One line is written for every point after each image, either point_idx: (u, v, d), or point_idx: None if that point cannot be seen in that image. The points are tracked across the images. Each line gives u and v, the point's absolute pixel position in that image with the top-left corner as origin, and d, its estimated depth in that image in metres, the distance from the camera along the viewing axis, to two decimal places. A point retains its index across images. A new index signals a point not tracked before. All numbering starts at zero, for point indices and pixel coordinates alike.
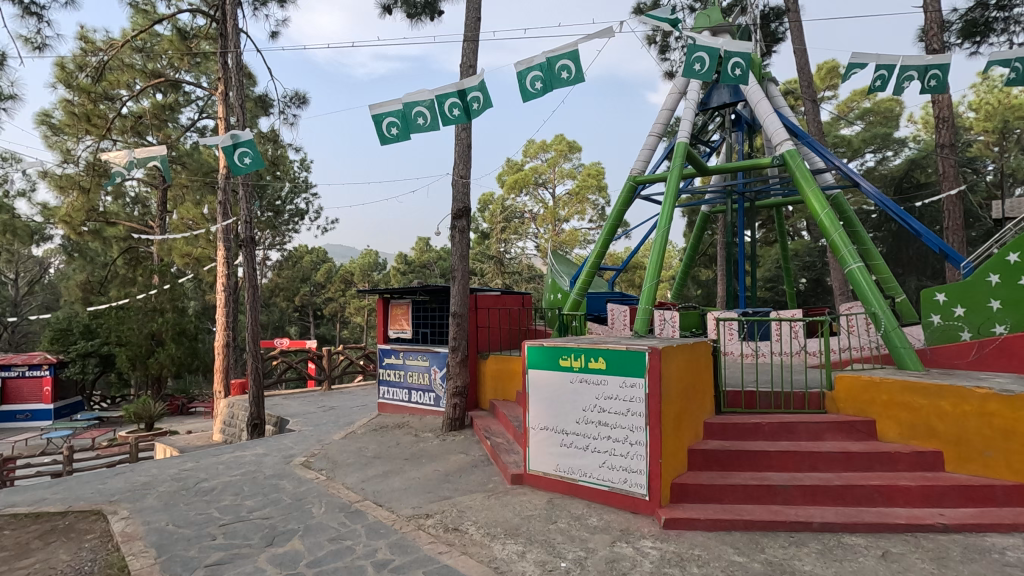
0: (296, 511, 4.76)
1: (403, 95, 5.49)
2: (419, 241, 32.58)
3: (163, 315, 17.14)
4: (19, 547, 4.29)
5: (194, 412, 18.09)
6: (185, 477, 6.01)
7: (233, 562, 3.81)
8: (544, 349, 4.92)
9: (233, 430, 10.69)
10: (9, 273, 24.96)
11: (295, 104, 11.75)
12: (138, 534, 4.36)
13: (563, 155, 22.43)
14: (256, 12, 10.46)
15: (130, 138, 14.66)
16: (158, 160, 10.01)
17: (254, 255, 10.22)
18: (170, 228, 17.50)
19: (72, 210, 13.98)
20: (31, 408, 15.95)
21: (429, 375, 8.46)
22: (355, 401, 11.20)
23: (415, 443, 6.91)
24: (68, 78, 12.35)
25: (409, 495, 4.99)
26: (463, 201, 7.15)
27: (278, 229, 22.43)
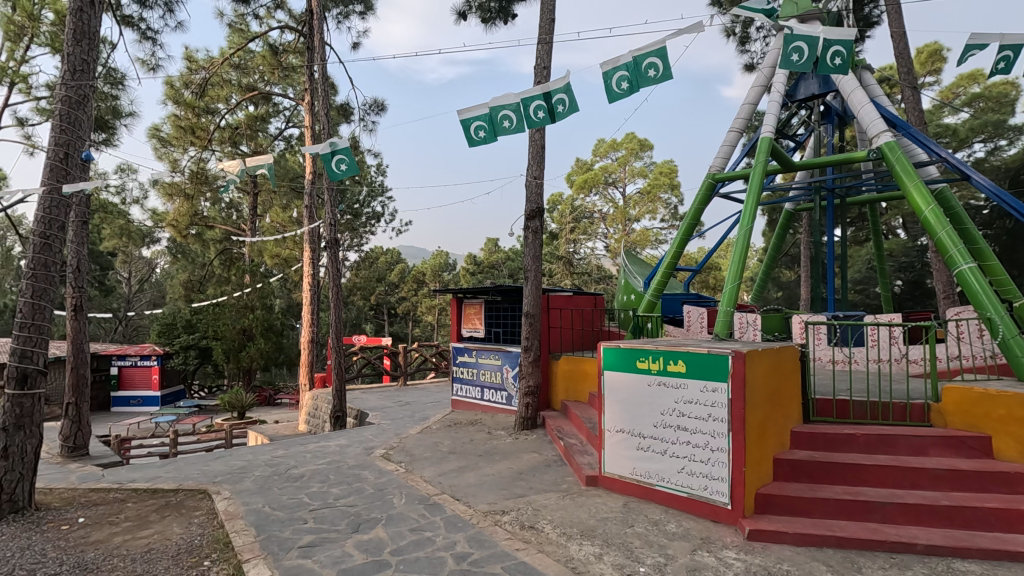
0: (378, 501, 4.98)
1: (491, 99, 5.58)
2: (488, 242, 33.05)
3: (254, 311, 18.41)
4: (140, 518, 4.77)
5: (279, 403, 19.29)
6: (277, 463, 6.44)
7: (323, 545, 4.04)
8: (620, 351, 4.87)
9: (316, 422, 11.31)
10: (124, 272, 27.69)
11: (374, 111, 12.29)
12: (239, 514, 4.72)
13: (634, 154, 22.03)
14: (339, 24, 11.01)
15: (228, 149, 15.86)
16: (263, 169, 10.83)
17: (338, 256, 10.75)
18: (261, 231, 18.78)
19: (178, 215, 15.35)
20: (142, 395, 17.53)
21: (502, 374, 8.57)
22: (429, 398, 11.51)
23: (488, 440, 7.04)
24: (175, 95, 13.47)
25: (485, 491, 5.10)
26: (536, 201, 7.19)
27: (357, 231, 23.50)
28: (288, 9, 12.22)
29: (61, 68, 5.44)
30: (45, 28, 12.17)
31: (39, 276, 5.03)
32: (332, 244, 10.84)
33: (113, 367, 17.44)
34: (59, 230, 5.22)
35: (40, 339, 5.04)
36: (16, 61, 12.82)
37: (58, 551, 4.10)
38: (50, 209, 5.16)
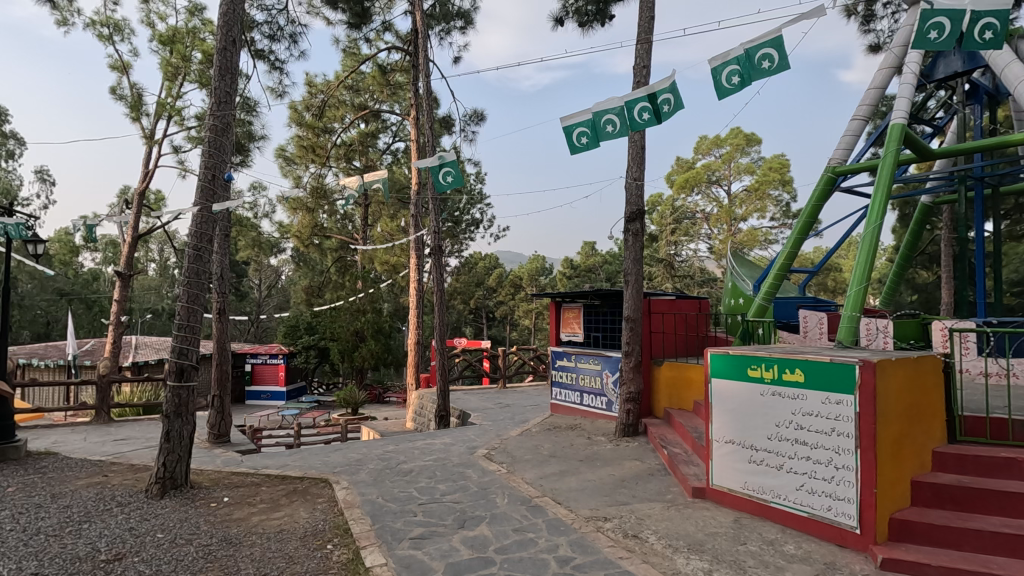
0: (482, 499, 5.13)
1: (593, 104, 5.58)
2: (585, 246, 32.81)
3: (365, 315, 19.69)
4: (273, 501, 5.30)
5: (387, 401, 20.49)
6: (389, 458, 6.85)
7: (432, 538, 4.24)
8: (729, 358, 4.64)
9: (422, 420, 11.85)
10: (256, 279, 30.88)
11: (474, 121, 12.70)
12: (356, 503, 5.09)
13: (739, 149, 20.84)
14: (441, 40, 11.54)
15: (343, 165, 17.14)
16: (377, 183, 11.60)
17: (442, 263, 11.22)
18: (372, 240, 20.08)
19: (302, 227, 16.90)
20: (270, 390, 19.36)
21: (601, 379, 8.47)
22: (528, 401, 11.65)
23: (589, 446, 6.99)
24: (298, 118, 14.84)
25: (586, 496, 5.07)
26: (637, 203, 7.05)
27: (458, 237, 24.37)
28: (395, 31, 12.97)
29: (209, 101, 6.20)
30: (195, 66, 13.97)
31: (193, 283, 5.78)
32: (436, 251, 11.32)
33: (247, 364, 19.46)
34: (208, 243, 5.96)
35: (192, 337, 5.76)
36: (172, 97, 14.81)
37: (209, 525, 4.67)
38: (202, 225, 5.89)
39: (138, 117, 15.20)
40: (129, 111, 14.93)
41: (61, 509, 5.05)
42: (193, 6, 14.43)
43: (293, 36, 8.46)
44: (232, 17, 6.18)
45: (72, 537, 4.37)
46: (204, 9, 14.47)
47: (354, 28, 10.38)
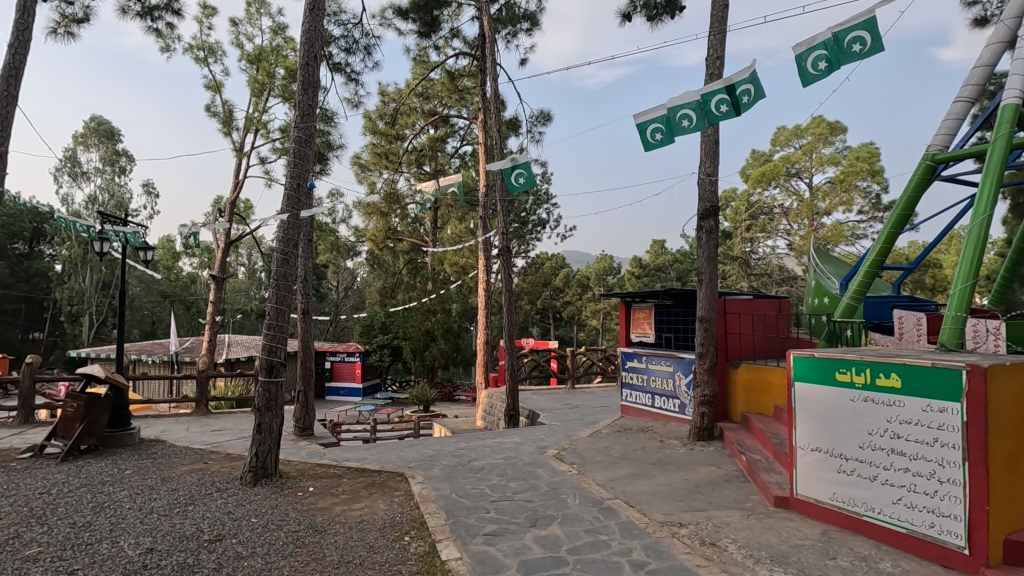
0: (553, 499, 5.14)
1: (668, 100, 5.45)
2: (654, 244, 31.98)
3: (435, 315, 20.21)
4: (354, 492, 5.57)
5: (457, 400, 20.96)
6: (461, 455, 7.00)
7: (504, 535, 4.30)
8: (815, 360, 4.39)
9: (492, 419, 12.01)
10: (334, 281, 32.48)
11: (540, 122, 12.73)
12: (431, 498, 5.25)
13: (822, 139, 19.59)
14: (508, 43, 11.65)
15: (414, 170, 17.69)
16: (453, 187, 11.86)
17: (510, 263, 11.31)
18: (441, 242, 20.57)
19: (377, 231, 17.66)
20: (347, 386, 20.34)
21: (674, 381, 8.24)
22: (597, 402, 11.53)
23: (661, 449, 6.83)
24: (372, 126, 15.49)
25: (660, 501, 4.96)
26: (711, 199, 6.80)
27: (525, 238, 24.49)
28: (463, 37, 13.22)
29: (294, 114, 6.59)
30: (278, 82, 14.93)
31: (281, 286, 6.18)
32: (504, 252, 11.40)
33: (327, 361, 20.52)
34: (294, 247, 6.34)
35: (281, 336, 6.17)
36: (258, 112, 15.88)
37: (297, 513, 4.98)
38: (288, 230, 6.29)
39: (229, 131, 16.43)
40: (222, 126, 16.17)
41: (170, 491, 5.56)
42: (276, 26, 15.42)
43: (368, 47, 8.85)
44: (314, 33, 6.53)
45: (180, 517, 4.80)
46: (286, 27, 15.43)
47: (424, 37, 10.69)
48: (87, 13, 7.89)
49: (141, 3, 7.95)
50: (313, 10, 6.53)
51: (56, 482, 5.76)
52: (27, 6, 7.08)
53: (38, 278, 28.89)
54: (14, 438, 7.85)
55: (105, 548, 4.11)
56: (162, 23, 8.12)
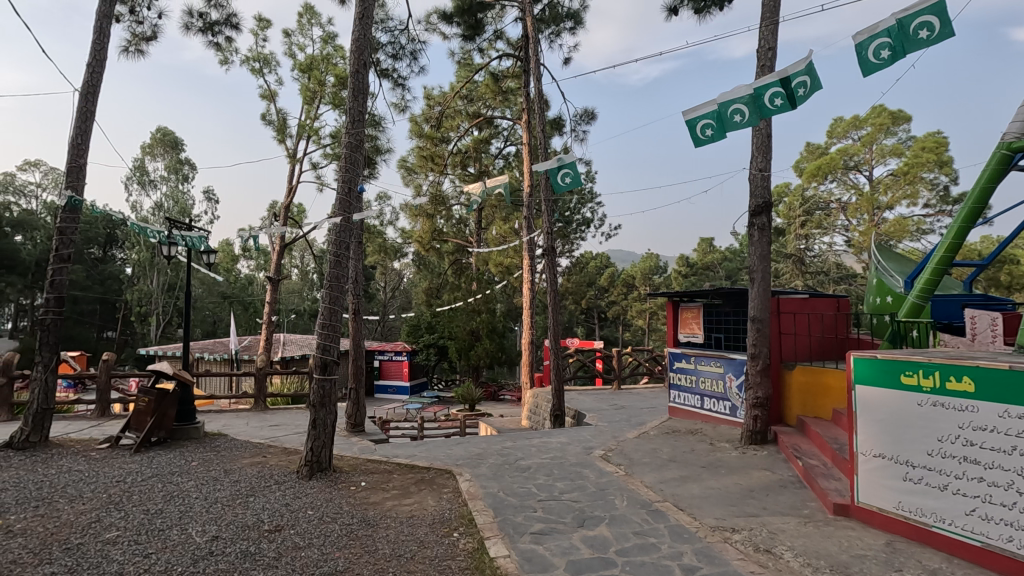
0: (601, 500, 5.11)
1: (718, 95, 5.33)
2: (702, 242, 31.17)
3: (480, 315, 20.41)
4: (404, 488, 5.71)
5: (502, 399, 21.08)
6: (507, 454, 7.05)
7: (552, 534, 4.31)
8: (878, 362, 4.19)
9: (537, 419, 12.02)
10: (382, 282, 33.28)
11: (585, 120, 12.65)
12: (478, 496, 5.31)
13: (883, 130, 18.60)
14: (552, 43, 11.63)
15: (459, 171, 17.92)
16: (499, 188, 11.91)
17: (555, 263, 11.27)
18: (486, 242, 20.71)
19: (423, 232, 18.00)
20: (395, 384, 20.81)
21: (724, 382, 8.02)
22: (644, 403, 11.36)
23: (711, 452, 6.67)
24: (418, 130, 15.79)
25: (711, 504, 4.85)
26: (763, 195, 6.59)
27: (569, 238, 24.37)
28: (507, 38, 13.28)
29: (345, 120, 6.81)
30: (329, 89, 15.45)
31: (334, 287, 6.40)
32: (549, 252, 11.36)
33: (376, 360, 21.03)
34: (345, 249, 6.55)
35: (333, 335, 6.38)
36: (310, 119, 16.49)
37: (350, 506, 5.15)
38: (340, 234, 6.50)
39: (283, 138, 17.13)
40: (276, 134, 16.88)
41: (232, 483, 5.85)
42: (326, 35, 15.97)
43: (414, 52, 9.03)
44: (363, 42, 6.74)
45: (241, 508, 5.06)
46: (336, 36, 15.95)
47: (468, 40, 10.81)
48: (155, 30, 8.41)
49: (203, 19, 8.41)
50: (362, 19, 6.73)
51: (130, 471, 6.17)
52: (104, 27, 7.62)
53: (112, 280, 30.97)
54: (93, 430, 8.44)
55: (175, 534, 4.38)
56: (221, 37, 8.56)
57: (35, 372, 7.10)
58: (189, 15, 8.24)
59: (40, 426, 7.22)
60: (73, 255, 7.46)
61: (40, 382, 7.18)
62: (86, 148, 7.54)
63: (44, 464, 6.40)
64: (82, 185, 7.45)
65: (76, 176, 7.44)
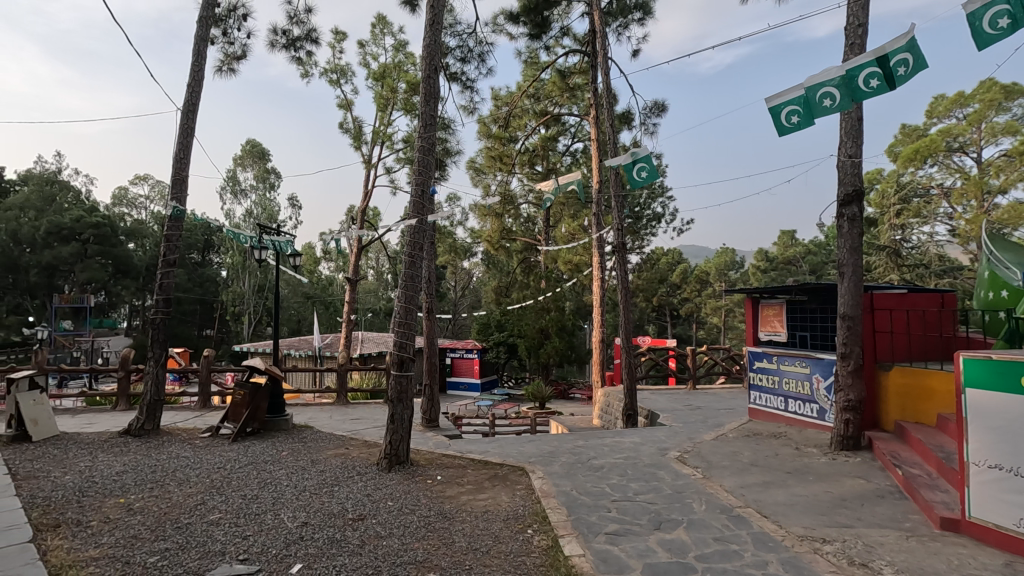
0: (677, 503, 4.96)
1: (807, 79, 5.03)
2: (783, 236, 29.50)
3: (549, 313, 20.49)
4: (478, 483, 5.82)
5: (572, 398, 20.98)
6: (579, 453, 7.01)
7: (627, 536, 4.24)
8: (991, 364, 3.81)
9: (608, 418, 11.88)
10: (452, 281, 34.08)
11: (655, 113, 12.31)
12: (551, 493, 5.32)
13: (994, 106, 16.79)
14: (619, 36, 11.39)
15: (527, 170, 18.02)
16: (573, 185, 11.63)
17: (625, 259, 11.04)
18: (555, 240, 20.67)
19: (493, 232, 18.23)
20: (466, 381, 21.25)
21: (811, 384, 7.56)
22: (722, 404, 10.93)
23: (796, 457, 6.31)
24: (487, 131, 15.98)
25: (798, 512, 4.59)
26: (854, 183, 6.14)
27: (639, 234, 23.85)
28: (574, 34, 13.15)
29: (418, 124, 6.99)
30: (400, 95, 15.98)
31: (408, 286, 6.60)
32: (619, 249, 11.12)
33: (448, 358, 21.54)
34: (420, 250, 6.76)
35: (409, 333, 6.59)
36: (383, 125, 17.13)
37: (428, 499, 5.32)
38: (415, 234, 6.71)
39: (359, 145, 17.92)
40: (353, 141, 17.70)
41: (318, 472, 6.21)
42: (397, 43, 16.52)
43: (482, 55, 9.17)
44: (433, 47, 6.91)
45: (327, 496, 5.35)
46: (407, 43, 16.48)
47: (534, 39, 10.81)
48: (245, 49, 9.05)
49: (287, 36, 8.95)
50: (433, 26, 6.92)
51: (228, 459, 6.70)
52: (201, 49, 8.29)
53: (210, 283, 33.70)
54: (197, 420, 9.23)
55: (269, 518, 4.70)
56: (303, 52, 9.07)
57: (147, 366, 7.83)
58: (273, 34, 8.79)
59: (153, 415, 7.97)
60: (178, 259, 8.16)
61: (152, 375, 7.92)
62: (188, 162, 8.24)
63: (157, 450, 7.07)
64: (184, 196, 8.14)
65: (180, 187, 8.16)
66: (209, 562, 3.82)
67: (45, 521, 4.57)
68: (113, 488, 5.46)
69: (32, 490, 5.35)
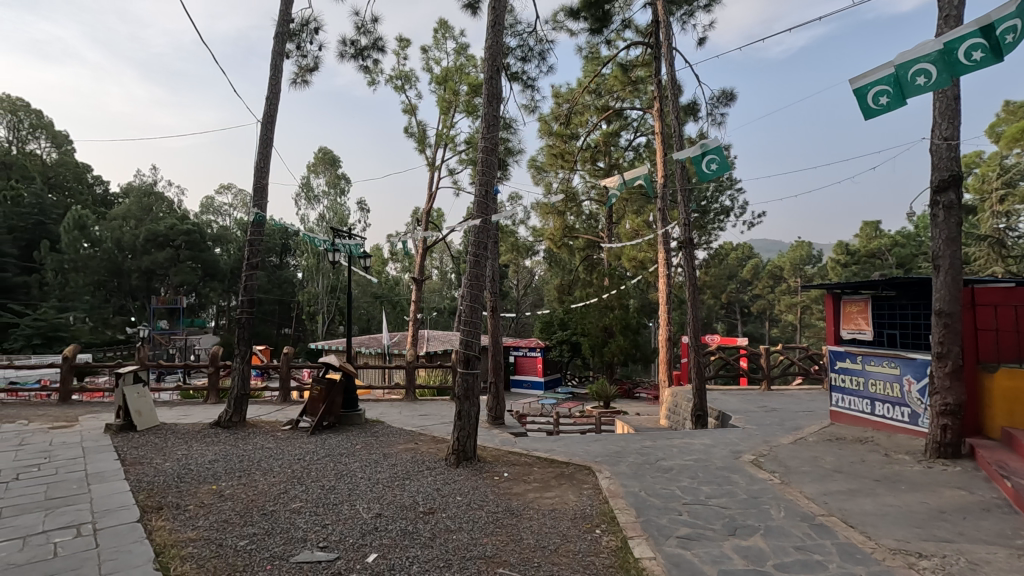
0: (753, 508, 4.76)
1: (897, 56, 4.68)
2: (865, 227, 27.58)
3: (613, 310, 20.25)
4: (545, 481, 5.82)
5: (638, 397, 20.60)
6: (647, 453, 6.86)
7: (700, 540, 4.11)
8: None
9: (676, 418, 11.56)
10: (515, 280, 34.33)
11: (723, 102, 11.82)
12: (619, 494, 5.24)
13: None
14: (684, 25, 11.01)
15: (589, 167, 17.81)
16: (639, 180, 11.36)
17: (693, 255, 10.67)
18: (618, 236, 20.36)
19: (555, 230, 18.22)
20: (530, 380, 21.37)
21: (901, 386, 7.02)
22: (800, 406, 10.36)
23: (885, 464, 5.88)
24: (548, 129, 15.91)
25: (890, 524, 4.27)
26: (951, 167, 5.63)
27: (706, 228, 23.05)
28: (636, 26, 12.83)
29: (481, 125, 7.07)
30: (462, 98, 16.23)
31: (473, 285, 6.70)
32: (686, 245, 10.77)
33: (511, 356, 21.72)
34: (484, 250, 6.84)
35: (474, 332, 6.69)
36: (446, 128, 17.48)
37: (495, 495, 5.38)
38: (480, 234, 6.81)
39: (423, 148, 18.39)
40: (417, 144, 18.17)
41: (390, 466, 6.43)
42: (459, 46, 16.81)
43: (542, 53, 9.15)
44: (496, 48, 6.97)
45: (399, 489, 5.52)
46: (468, 46, 16.72)
47: (595, 34, 10.67)
48: (318, 61, 9.51)
49: (355, 46, 9.30)
50: (495, 27, 6.98)
51: (307, 451, 7.07)
52: (278, 63, 8.77)
53: (287, 284, 35.70)
54: (278, 413, 9.80)
55: (346, 509, 4.92)
56: (370, 60, 9.40)
57: (234, 363, 8.38)
58: (343, 45, 9.17)
59: (240, 408, 8.54)
60: (259, 262, 8.70)
61: (238, 371, 8.47)
62: (267, 170, 8.75)
63: (243, 441, 7.58)
64: (266, 204, 8.67)
65: (260, 195, 8.69)
66: (292, 548, 4.05)
67: (149, 504, 5.01)
68: (205, 476, 5.89)
69: (138, 475, 5.87)
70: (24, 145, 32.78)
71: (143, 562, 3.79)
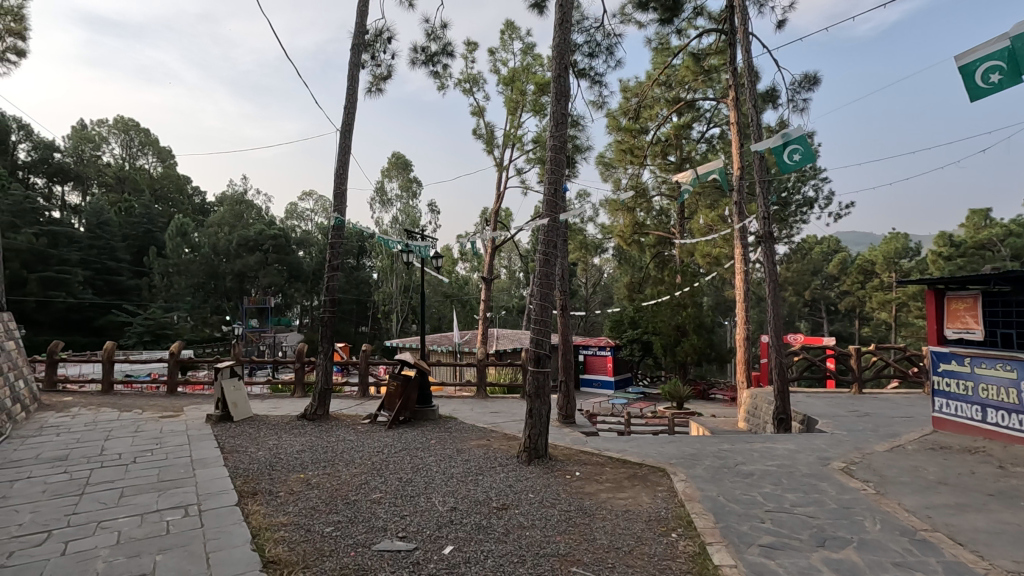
0: (845, 519, 4.46)
1: (1013, 27, 4.26)
2: (973, 217, 25.01)
3: (686, 309, 19.68)
4: (617, 482, 5.75)
5: (714, 399, 19.86)
6: (726, 457, 6.60)
7: (785, 550, 3.91)
8: None
9: (756, 422, 11.03)
10: (583, 278, 34.06)
11: (806, 87, 11.14)
12: (696, 498, 5.08)
13: None
14: (761, 7, 10.44)
15: (659, 161, 17.38)
16: (715, 174, 10.91)
17: (773, 249, 10.09)
18: (691, 232, 19.70)
19: (625, 228, 17.86)
20: (599, 379, 21.29)
21: (1019, 392, 6.34)
22: (896, 411, 9.58)
23: (1000, 478, 5.32)
24: (617, 125, 15.61)
25: (1007, 544, 3.86)
26: None
27: (787, 222, 21.81)
28: (709, 12, 12.33)
29: (549, 124, 7.06)
30: (529, 98, 16.33)
31: (543, 283, 6.72)
32: (765, 240, 10.21)
33: (580, 355, 21.65)
34: (554, 248, 6.83)
35: (545, 330, 6.71)
36: (514, 128, 17.63)
37: (567, 494, 5.37)
38: (549, 233, 6.80)
39: (491, 149, 18.64)
40: (486, 146, 18.44)
41: (464, 461, 6.57)
42: (525, 47, 16.90)
43: (610, 48, 9.02)
44: (563, 46, 6.94)
45: (473, 484, 5.65)
46: (535, 45, 16.77)
47: (665, 24, 10.36)
48: (391, 69, 9.87)
49: (426, 53, 9.58)
50: (562, 25, 6.95)
51: (386, 444, 7.37)
52: (355, 74, 9.20)
53: (364, 285, 37.37)
54: (358, 408, 10.28)
55: (423, 501, 5.09)
56: (440, 65, 9.65)
57: (318, 359, 8.89)
58: (415, 52, 9.46)
59: (323, 403, 9.04)
60: (339, 264, 9.16)
61: (321, 367, 8.98)
62: (346, 176, 9.19)
63: (327, 433, 8.03)
64: (345, 208, 9.12)
65: (340, 201, 9.15)
66: (374, 537, 4.23)
67: (245, 489, 5.42)
68: (294, 465, 6.30)
69: (235, 462, 6.37)
70: (135, 161, 36.34)
71: (242, 542, 4.10)
